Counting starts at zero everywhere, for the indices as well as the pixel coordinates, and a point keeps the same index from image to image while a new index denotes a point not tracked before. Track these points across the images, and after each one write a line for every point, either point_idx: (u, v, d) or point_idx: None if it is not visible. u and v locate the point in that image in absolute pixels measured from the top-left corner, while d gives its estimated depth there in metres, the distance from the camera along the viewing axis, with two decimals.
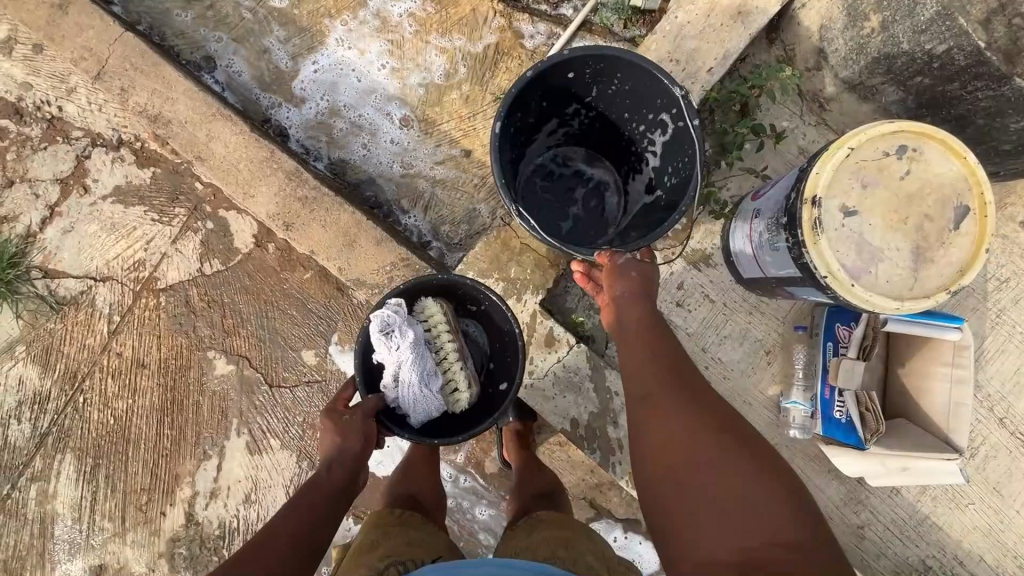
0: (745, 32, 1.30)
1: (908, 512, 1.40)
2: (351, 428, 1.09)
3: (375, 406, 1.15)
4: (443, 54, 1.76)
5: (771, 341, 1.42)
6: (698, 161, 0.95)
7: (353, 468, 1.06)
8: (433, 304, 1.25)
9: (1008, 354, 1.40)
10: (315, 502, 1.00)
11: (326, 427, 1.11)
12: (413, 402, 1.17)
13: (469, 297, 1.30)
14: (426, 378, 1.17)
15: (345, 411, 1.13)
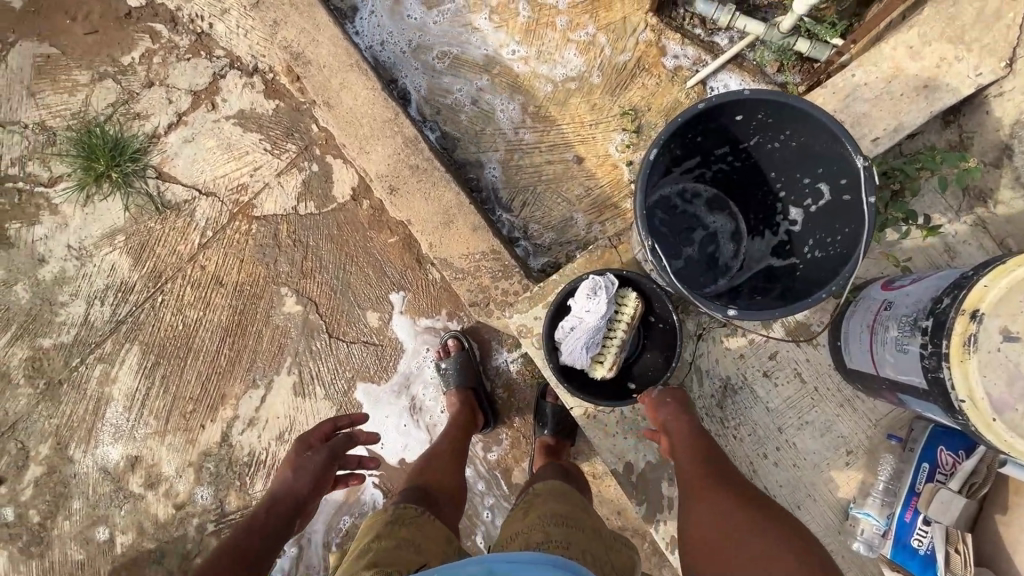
0: (926, 108, 1.18)
1: None
2: (303, 469, 1.29)
3: (334, 449, 1.34)
4: (582, 55, 1.72)
5: (856, 441, 1.31)
6: (862, 244, 0.86)
7: (290, 509, 1.24)
8: (636, 295, 1.16)
9: None
10: (248, 544, 1.16)
11: (288, 462, 1.32)
12: (569, 349, 1.12)
13: (661, 313, 1.19)
14: (589, 344, 1.11)
15: (308, 450, 1.33)
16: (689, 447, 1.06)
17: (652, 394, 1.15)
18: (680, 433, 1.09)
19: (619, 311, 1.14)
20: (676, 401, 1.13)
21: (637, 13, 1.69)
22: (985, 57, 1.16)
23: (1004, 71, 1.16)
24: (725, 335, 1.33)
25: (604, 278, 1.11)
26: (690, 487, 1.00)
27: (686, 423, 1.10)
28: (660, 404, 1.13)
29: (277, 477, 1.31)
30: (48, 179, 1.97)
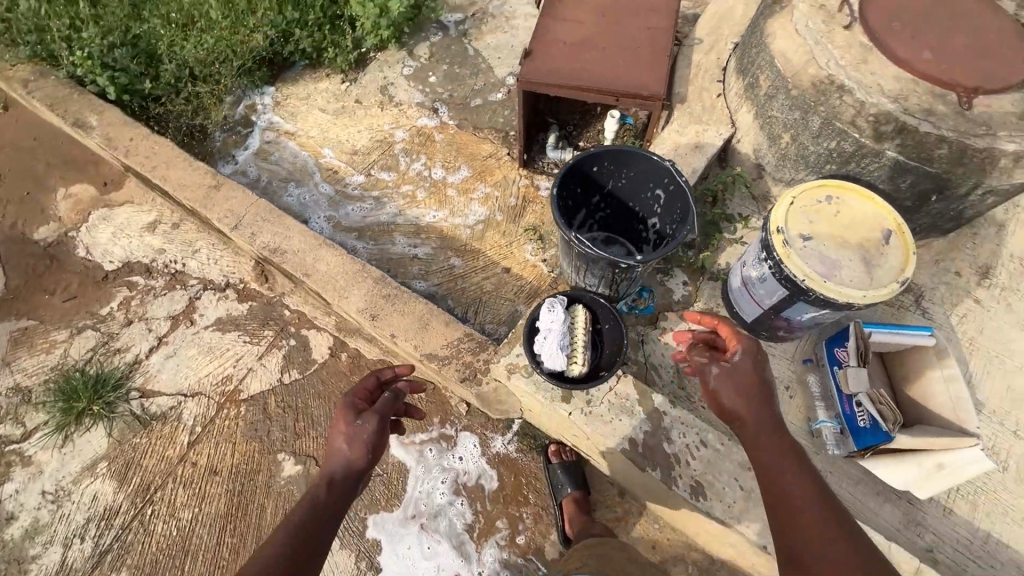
0: (703, 156, 1.89)
1: (969, 529, 1.45)
2: (356, 437, 1.20)
3: (383, 409, 1.26)
4: (483, 205, 2.38)
5: (787, 377, 1.65)
6: (693, 205, 1.35)
7: (352, 481, 1.17)
8: (582, 308, 1.53)
9: (990, 377, 1.65)
10: (316, 521, 1.09)
11: (338, 433, 1.21)
12: (549, 352, 1.42)
13: (604, 318, 1.54)
14: (561, 343, 1.43)
15: (356, 414, 1.25)
16: (766, 435, 1.07)
17: (711, 379, 1.14)
18: (756, 416, 1.09)
19: (574, 321, 1.49)
20: (748, 375, 1.12)
21: (512, 172, 2.45)
22: (719, 126, 1.93)
23: (733, 128, 1.92)
24: (660, 332, 1.72)
25: (555, 297, 1.49)
26: (772, 492, 1.02)
27: (760, 411, 1.09)
28: (725, 374, 1.13)
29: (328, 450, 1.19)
30: (21, 434, 2.02)
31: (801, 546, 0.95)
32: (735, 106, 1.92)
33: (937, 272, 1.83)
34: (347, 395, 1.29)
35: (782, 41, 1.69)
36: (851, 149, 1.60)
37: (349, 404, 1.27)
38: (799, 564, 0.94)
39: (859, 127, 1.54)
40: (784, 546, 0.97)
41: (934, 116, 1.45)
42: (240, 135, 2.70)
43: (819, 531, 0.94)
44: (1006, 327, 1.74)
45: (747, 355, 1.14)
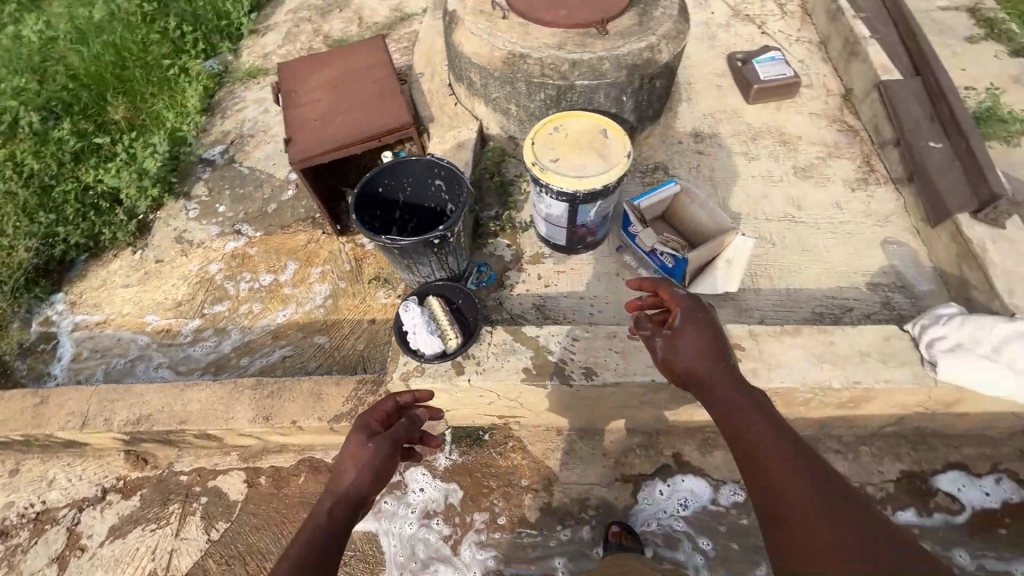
0: (468, 149, 2.26)
1: (774, 293, 1.91)
2: (364, 458, 1.30)
3: (393, 434, 1.36)
4: (324, 282, 2.51)
5: (614, 267, 2.04)
6: (460, 173, 1.66)
7: (355, 501, 1.25)
8: (434, 296, 1.75)
9: (733, 195, 2.20)
10: (317, 537, 1.15)
11: (351, 452, 1.31)
12: (423, 340, 1.63)
13: (456, 295, 1.78)
14: (428, 328, 1.64)
15: (370, 437, 1.35)
16: (723, 390, 1.20)
17: (659, 346, 1.31)
18: (710, 373, 1.23)
19: (432, 308, 1.71)
20: (690, 334, 1.27)
21: (335, 244, 2.63)
22: (467, 124, 2.34)
23: (478, 122, 2.34)
24: (511, 288, 2.02)
25: (408, 299, 1.71)
26: (746, 450, 1.09)
27: (712, 371, 1.23)
28: (670, 338, 1.29)
29: (340, 465, 1.29)
30: None
31: (779, 498, 0.99)
32: (470, 106, 2.35)
33: (667, 149, 2.39)
34: (365, 415, 1.41)
35: (468, 44, 2.13)
36: (555, 93, 2.05)
37: (365, 423, 1.38)
38: (778, 515, 0.98)
39: (549, 76, 2.01)
40: (761, 497, 1.03)
41: (588, 47, 2.00)
42: (48, 350, 2.52)
43: (797, 479, 1.00)
44: (724, 160, 2.33)
45: (687, 317, 1.30)
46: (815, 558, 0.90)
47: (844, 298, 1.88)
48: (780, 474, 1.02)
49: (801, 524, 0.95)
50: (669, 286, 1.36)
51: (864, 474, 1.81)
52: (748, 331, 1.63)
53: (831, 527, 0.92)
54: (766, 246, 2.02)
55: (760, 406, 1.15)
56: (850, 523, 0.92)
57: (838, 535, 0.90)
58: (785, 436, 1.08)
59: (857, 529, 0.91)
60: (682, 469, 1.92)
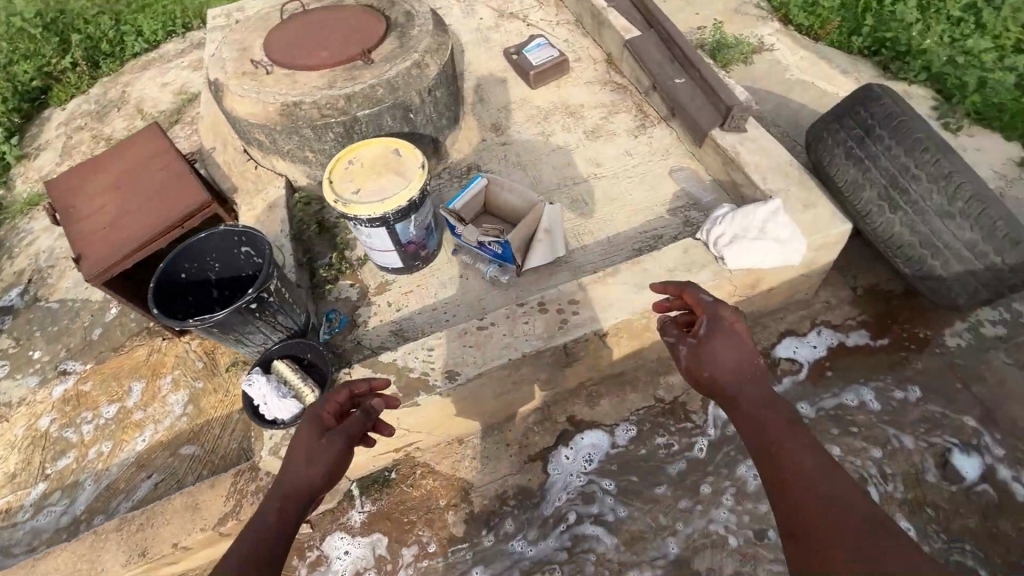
0: (282, 207, 2.23)
1: (598, 245, 2.10)
2: (314, 454, 1.25)
3: (349, 428, 1.30)
4: (178, 389, 2.32)
5: (456, 271, 2.11)
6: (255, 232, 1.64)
7: (307, 497, 1.22)
8: (279, 360, 1.69)
9: (542, 173, 2.39)
10: (266, 535, 1.14)
11: (305, 447, 1.26)
12: (277, 407, 1.59)
13: (302, 349, 1.73)
14: (278, 393, 1.59)
15: (322, 433, 1.29)
16: (748, 402, 1.21)
17: (684, 354, 1.31)
18: (741, 388, 1.23)
19: (279, 372, 1.66)
20: (720, 342, 1.27)
21: (178, 346, 2.44)
22: (273, 184, 2.30)
23: (284, 178, 2.32)
24: (364, 322, 2.02)
25: (252, 372, 1.65)
26: (769, 459, 1.12)
27: (738, 385, 1.24)
28: (694, 345, 1.30)
29: (292, 459, 1.25)
30: None
31: (799, 503, 1.04)
32: (270, 165, 2.31)
33: (474, 150, 2.54)
34: (317, 407, 1.34)
35: (242, 107, 2.11)
36: (343, 129, 2.09)
37: (316, 417, 1.32)
38: (797, 521, 1.03)
39: (329, 115, 2.05)
40: (781, 505, 1.06)
41: (357, 79, 2.08)
42: None
43: (818, 488, 1.04)
44: (526, 144, 2.53)
45: (712, 326, 1.29)
46: (819, 558, 0.96)
47: (654, 228, 2.12)
48: (801, 484, 1.05)
49: (817, 529, 0.99)
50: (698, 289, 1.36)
51: None
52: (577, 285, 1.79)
53: (838, 526, 0.98)
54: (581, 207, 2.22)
55: (790, 420, 1.17)
56: (856, 527, 0.97)
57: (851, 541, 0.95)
58: (813, 449, 1.10)
59: (859, 530, 0.96)
60: (578, 428, 2.03)
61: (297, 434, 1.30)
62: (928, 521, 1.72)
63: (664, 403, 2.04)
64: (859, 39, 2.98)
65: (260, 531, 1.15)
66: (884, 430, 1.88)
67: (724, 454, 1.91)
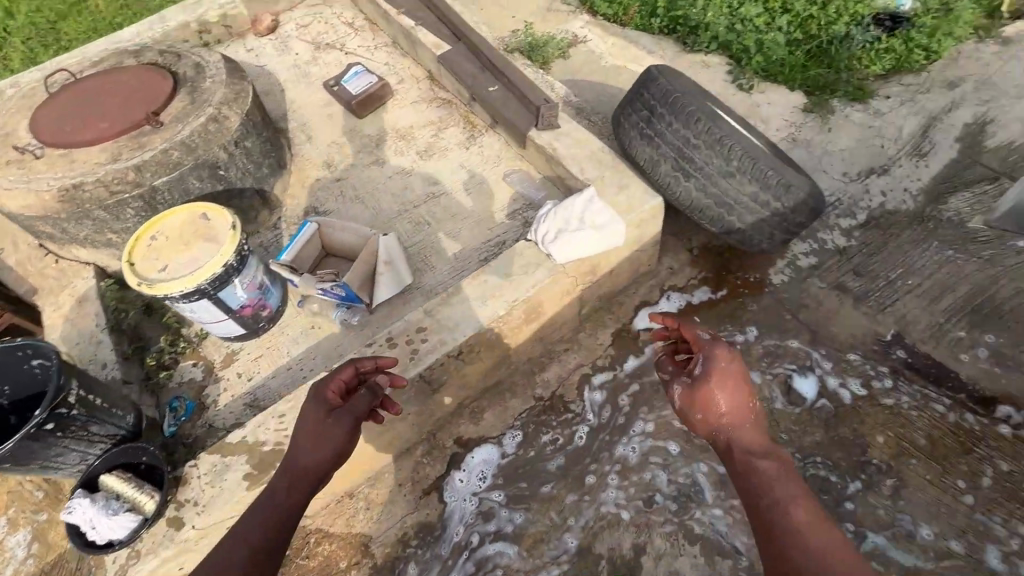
0: (96, 299, 2.02)
1: (446, 264, 2.10)
2: (324, 436, 1.41)
3: (356, 412, 1.46)
4: (15, 529, 2.01)
5: (306, 322, 2.01)
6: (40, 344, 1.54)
7: (316, 476, 1.40)
8: (108, 473, 1.56)
9: (382, 202, 2.36)
10: (281, 517, 1.34)
11: (313, 427, 1.43)
12: (109, 528, 1.48)
13: (136, 455, 1.60)
14: (108, 511, 1.48)
15: (330, 414, 1.44)
16: (742, 445, 1.42)
17: (682, 390, 1.54)
18: (736, 433, 1.45)
19: (110, 487, 1.54)
20: (712, 383, 1.47)
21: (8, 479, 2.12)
22: (82, 275, 2.08)
23: (93, 266, 2.09)
24: (213, 403, 1.88)
25: (78, 495, 1.52)
26: (756, 491, 1.31)
27: (732, 431, 1.45)
28: (689, 387, 1.52)
29: (299, 440, 1.41)
30: None
31: (778, 526, 1.22)
32: (73, 256, 2.08)
33: (309, 191, 2.44)
34: (324, 385, 1.48)
35: (15, 202, 1.88)
36: (142, 203, 1.97)
37: (322, 396, 1.47)
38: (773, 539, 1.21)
39: (121, 190, 1.91)
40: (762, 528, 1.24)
41: (146, 146, 1.94)
42: None
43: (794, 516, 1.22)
44: (362, 175, 2.47)
45: (706, 364, 1.49)
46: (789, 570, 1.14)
47: (497, 235, 2.15)
48: (782, 512, 1.24)
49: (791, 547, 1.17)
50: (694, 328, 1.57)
51: (589, 355, 2.15)
52: (424, 312, 1.78)
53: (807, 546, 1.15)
54: (425, 230, 2.22)
55: (786, 467, 1.35)
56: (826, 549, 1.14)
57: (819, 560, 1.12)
58: (802, 489, 1.28)
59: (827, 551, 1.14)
60: (467, 448, 2.02)
61: (304, 413, 1.46)
62: (783, 446, 1.90)
63: (544, 401, 2.08)
64: (657, 20, 3.20)
65: (274, 510, 1.34)
66: None
67: (604, 436, 1.98)
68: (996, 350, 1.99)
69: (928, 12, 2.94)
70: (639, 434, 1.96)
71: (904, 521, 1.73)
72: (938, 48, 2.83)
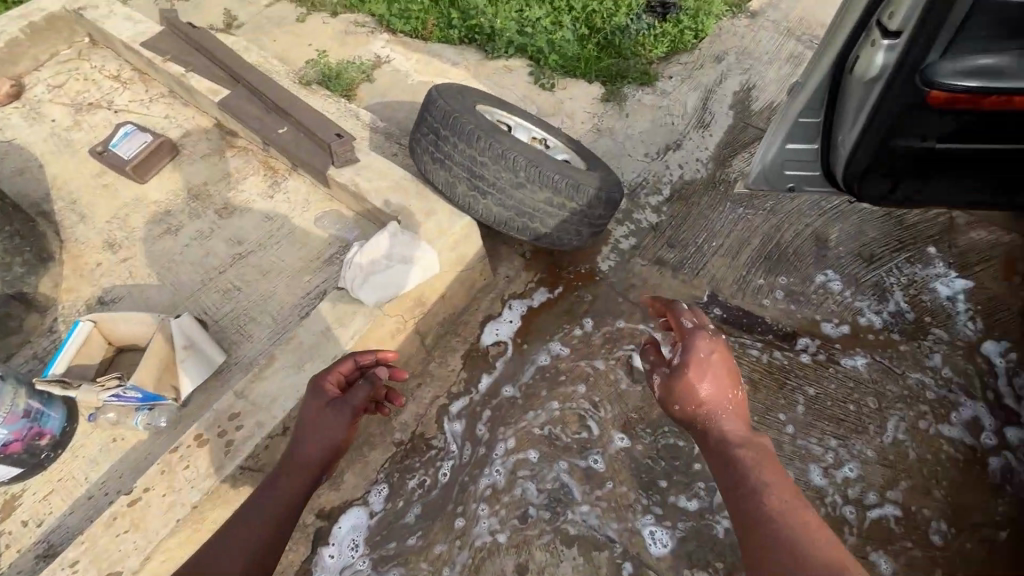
0: None
1: (265, 329, 1.92)
2: (324, 426, 1.42)
3: (357, 403, 1.46)
4: None
5: (101, 437, 1.71)
6: None
7: (315, 467, 1.41)
8: None
9: (181, 274, 2.09)
10: (280, 512, 1.35)
11: (314, 417, 1.45)
12: None
13: None
14: None
15: (331, 405, 1.46)
16: (723, 435, 1.33)
17: (661, 375, 1.45)
18: (721, 422, 1.35)
19: None
20: (693, 372, 1.39)
21: None
22: None
23: None
24: None
25: None
26: (738, 483, 1.21)
27: (714, 421, 1.35)
28: (668, 377, 1.43)
29: (298, 430, 1.43)
30: None
31: (760, 521, 1.11)
32: None
33: (90, 280, 2.11)
34: (326, 375, 1.51)
35: None
36: None
37: (322, 387, 1.50)
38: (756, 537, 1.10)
39: None
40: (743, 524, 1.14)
41: None
42: None
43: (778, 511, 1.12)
44: (152, 248, 2.18)
45: (686, 350, 1.42)
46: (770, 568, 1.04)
47: (316, 285, 2.01)
48: (764, 506, 1.14)
49: (774, 544, 1.06)
50: (679, 309, 1.49)
51: (442, 385, 2.10)
52: (236, 394, 1.60)
53: (791, 544, 1.05)
54: (235, 296, 2.01)
55: (769, 460, 1.25)
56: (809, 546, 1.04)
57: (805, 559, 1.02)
58: (789, 484, 1.18)
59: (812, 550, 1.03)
60: (332, 519, 1.87)
61: (306, 402, 1.50)
62: (636, 425, 1.99)
63: (405, 444, 1.99)
64: (455, 31, 3.22)
65: (273, 503, 1.35)
66: (583, 366, 2.11)
67: (471, 464, 1.95)
68: (790, 289, 2.27)
69: None
70: (502, 455, 1.95)
71: None
72: (703, 28, 3.12)
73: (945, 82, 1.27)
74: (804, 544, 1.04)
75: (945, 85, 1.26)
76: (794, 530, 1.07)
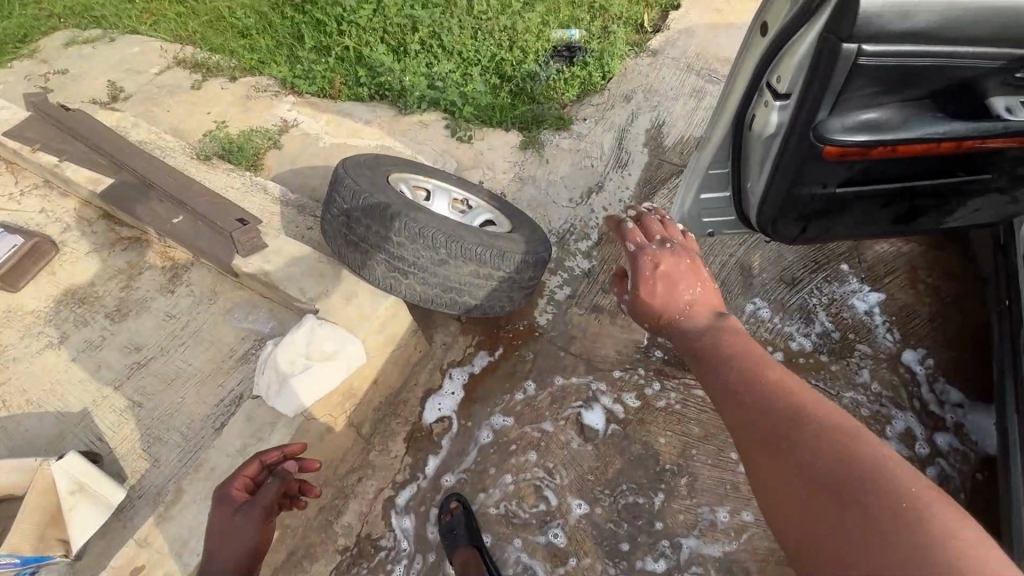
0: None
1: (173, 449, 1.71)
2: (234, 536, 1.36)
3: (266, 504, 1.39)
4: None
5: None
6: None
7: None
8: None
9: (67, 396, 1.83)
10: None
11: (221, 530, 1.38)
12: None
13: None
14: None
15: (239, 510, 1.38)
16: (690, 331, 1.29)
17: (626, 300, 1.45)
18: (686, 321, 1.32)
19: None
20: (647, 287, 1.38)
21: None
22: None
23: None
24: None
25: None
26: (706, 368, 1.17)
27: (680, 320, 1.33)
28: (632, 300, 1.43)
29: (208, 548, 1.36)
30: None
31: (730, 394, 1.06)
32: None
33: None
34: (229, 482, 1.42)
35: None
36: None
37: (227, 495, 1.41)
38: (730, 408, 1.04)
39: None
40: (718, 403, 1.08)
41: None
42: None
43: (745, 380, 1.06)
44: (29, 370, 1.90)
45: (638, 265, 1.41)
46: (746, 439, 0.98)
47: (229, 389, 1.81)
48: (731, 379, 1.08)
49: (744, 410, 1.01)
50: (624, 231, 1.46)
51: (385, 475, 1.94)
52: (138, 540, 1.45)
53: (759, 405, 0.99)
54: (135, 414, 1.78)
55: (736, 340, 1.20)
56: (776, 402, 0.98)
57: (773, 416, 0.96)
58: (757, 355, 1.13)
59: (780, 406, 0.97)
60: None
61: (212, 514, 1.41)
62: (593, 487, 1.92)
63: (349, 550, 1.82)
64: (364, 89, 3.14)
65: None
66: (532, 431, 2.03)
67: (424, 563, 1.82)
68: None
69: (592, 41, 3.35)
70: None
71: (704, 512, 1.87)
72: (610, 69, 3.22)
73: (835, 138, 1.30)
74: (769, 400, 0.98)
75: (836, 141, 1.30)
76: (762, 392, 1.01)
